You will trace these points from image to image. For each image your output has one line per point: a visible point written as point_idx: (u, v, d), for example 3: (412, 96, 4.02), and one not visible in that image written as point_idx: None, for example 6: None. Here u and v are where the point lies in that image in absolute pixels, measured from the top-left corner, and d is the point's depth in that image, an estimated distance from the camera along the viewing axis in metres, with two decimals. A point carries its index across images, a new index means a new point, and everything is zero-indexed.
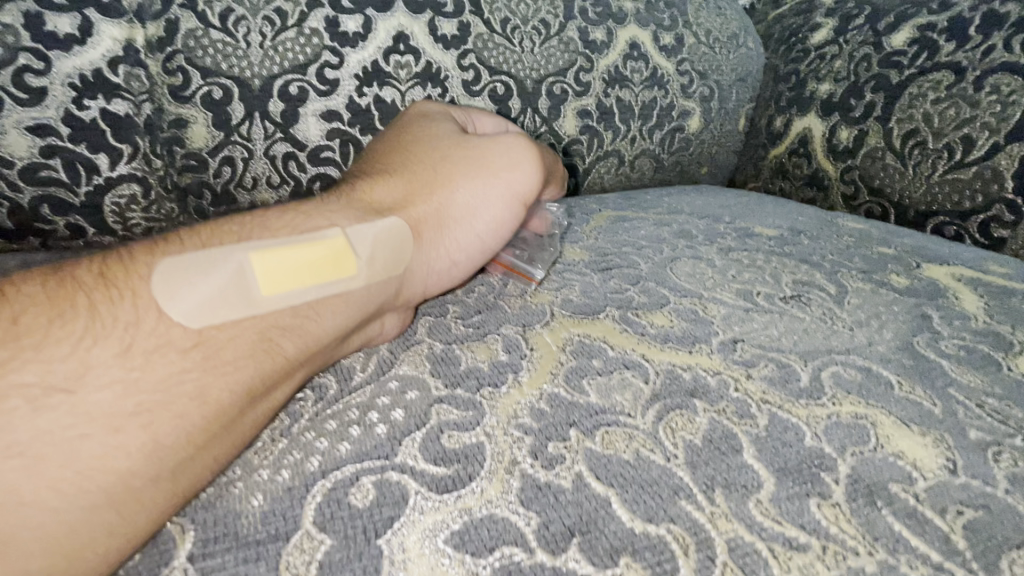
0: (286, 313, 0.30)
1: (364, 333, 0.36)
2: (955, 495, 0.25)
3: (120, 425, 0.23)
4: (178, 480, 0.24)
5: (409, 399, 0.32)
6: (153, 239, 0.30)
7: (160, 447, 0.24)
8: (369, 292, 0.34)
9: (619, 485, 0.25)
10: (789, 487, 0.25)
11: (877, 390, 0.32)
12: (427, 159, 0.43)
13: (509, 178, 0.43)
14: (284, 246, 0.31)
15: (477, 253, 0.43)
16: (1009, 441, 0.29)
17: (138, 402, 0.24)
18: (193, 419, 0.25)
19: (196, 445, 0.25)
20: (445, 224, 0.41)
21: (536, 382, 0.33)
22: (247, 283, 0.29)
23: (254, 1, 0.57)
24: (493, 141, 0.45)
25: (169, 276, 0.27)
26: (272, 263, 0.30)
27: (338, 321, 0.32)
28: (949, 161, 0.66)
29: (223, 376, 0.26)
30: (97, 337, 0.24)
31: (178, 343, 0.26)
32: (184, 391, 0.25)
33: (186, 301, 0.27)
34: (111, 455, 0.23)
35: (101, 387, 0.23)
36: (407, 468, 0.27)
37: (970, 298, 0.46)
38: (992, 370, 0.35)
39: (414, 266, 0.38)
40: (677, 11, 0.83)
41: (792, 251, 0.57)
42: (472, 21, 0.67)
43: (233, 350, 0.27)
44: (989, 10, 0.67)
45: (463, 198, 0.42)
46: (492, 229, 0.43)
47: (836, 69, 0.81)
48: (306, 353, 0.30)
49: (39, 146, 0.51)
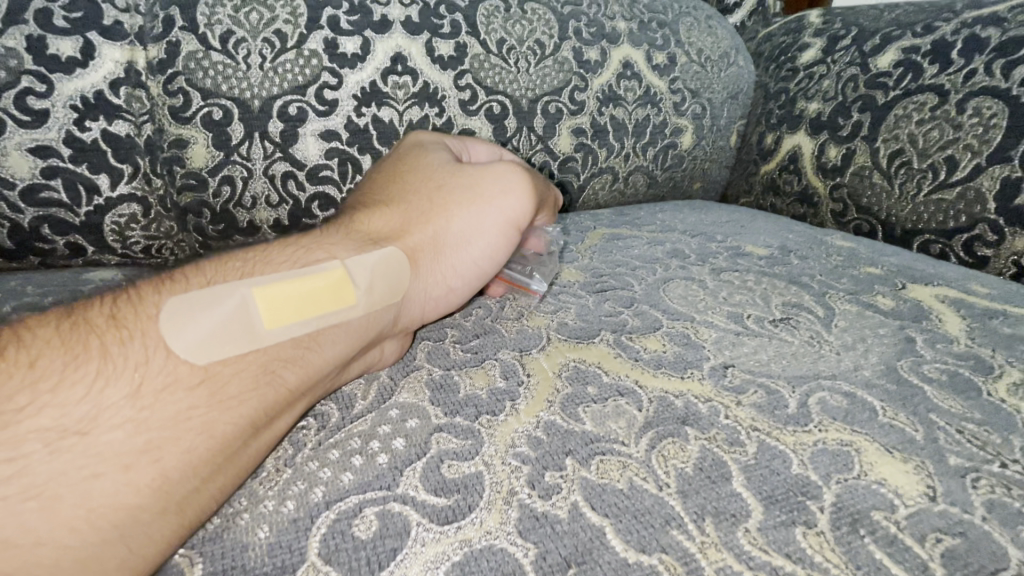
0: (288, 347, 0.31)
1: (363, 360, 0.37)
2: (935, 523, 0.26)
3: (131, 462, 0.24)
4: (185, 514, 0.25)
5: (409, 428, 0.33)
6: (158, 279, 0.31)
7: (169, 482, 0.25)
8: (367, 322, 0.35)
9: (613, 515, 0.26)
10: (776, 515, 0.26)
11: (862, 416, 0.34)
12: (421, 189, 0.44)
13: (503, 205, 0.45)
14: (285, 280, 0.33)
15: (472, 278, 0.44)
16: (988, 468, 0.30)
17: (148, 439, 0.25)
18: (200, 454, 0.26)
19: (203, 479, 0.26)
20: (442, 252, 0.42)
21: (533, 410, 0.34)
22: (250, 319, 0.30)
23: (254, 24, 0.58)
24: (486, 169, 0.46)
25: (176, 316, 0.28)
26: (274, 297, 0.31)
27: (337, 351, 0.33)
28: (933, 181, 0.68)
29: (229, 411, 0.27)
30: (107, 377, 0.25)
31: (186, 380, 0.27)
32: (192, 427, 0.26)
33: (193, 338, 0.28)
34: (121, 492, 0.23)
35: (112, 426, 0.24)
36: (408, 499, 0.27)
37: (953, 320, 0.47)
38: (973, 394, 0.36)
39: (411, 293, 0.39)
40: (669, 30, 0.85)
41: (782, 271, 0.58)
42: (469, 42, 0.69)
43: (238, 385, 0.28)
44: (970, 35, 0.68)
45: (459, 226, 0.43)
46: (488, 254, 0.44)
47: (825, 89, 0.83)
48: (307, 383, 0.31)
49: (41, 167, 0.52)
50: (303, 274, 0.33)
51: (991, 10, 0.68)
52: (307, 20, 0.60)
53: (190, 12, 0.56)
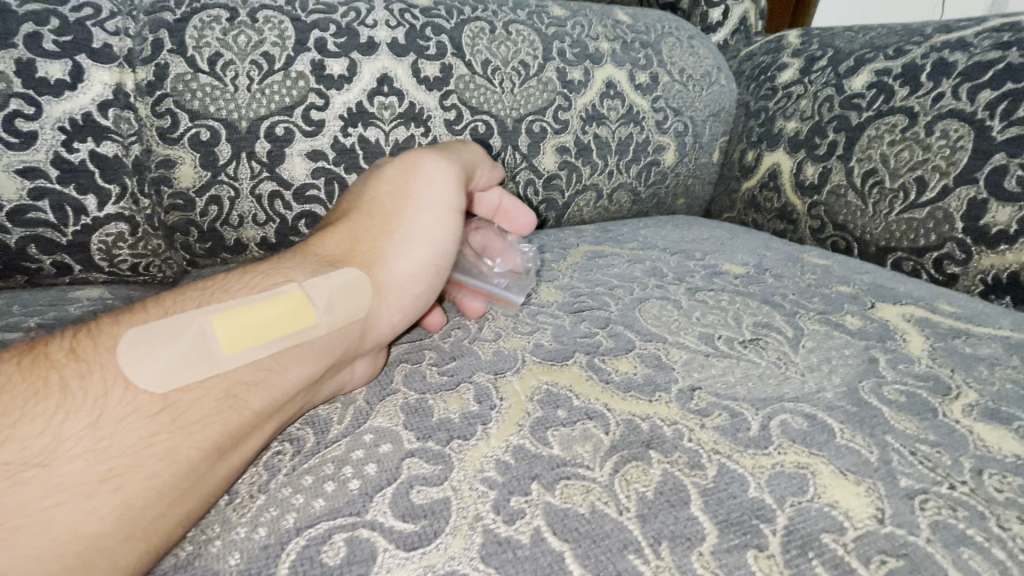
0: (248, 370, 0.32)
1: (333, 380, 0.38)
2: (880, 544, 0.27)
3: (93, 490, 0.25)
4: (152, 538, 0.26)
5: (382, 453, 0.33)
6: (117, 312, 0.32)
7: (132, 508, 0.26)
8: (328, 341, 0.36)
9: (573, 540, 0.27)
10: (730, 539, 0.27)
11: (820, 438, 0.35)
12: (378, 209, 0.46)
13: (449, 206, 0.47)
14: (240, 305, 0.34)
15: (435, 283, 0.45)
16: (936, 490, 0.31)
17: (108, 467, 0.26)
18: (162, 479, 0.27)
19: (168, 503, 0.27)
20: (401, 264, 0.43)
21: (503, 434, 0.35)
22: (208, 346, 0.31)
23: (243, 46, 0.59)
24: (424, 172, 0.48)
25: (135, 347, 0.29)
26: (228, 322, 0.33)
27: (302, 368, 0.34)
28: (904, 201, 0.70)
29: (190, 436, 0.28)
30: (67, 411, 0.26)
31: (146, 409, 0.28)
32: (153, 454, 0.27)
33: (150, 368, 0.29)
34: (85, 520, 0.24)
35: (73, 456, 0.25)
36: (376, 525, 0.28)
37: (917, 340, 0.49)
38: (929, 416, 0.37)
39: (374, 308, 0.41)
40: (651, 50, 0.87)
41: (756, 290, 0.60)
42: (454, 63, 0.70)
43: (199, 410, 0.29)
44: (939, 58, 0.69)
45: (412, 234, 0.44)
46: (445, 255, 0.46)
47: (802, 108, 0.85)
48: (271, 403, 0.32)
49: (28, 188, 0.53)
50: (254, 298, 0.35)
51: (958, 35, 0.70)
52: (294, 43, 0.61)
53: (179, 35, 0.57)
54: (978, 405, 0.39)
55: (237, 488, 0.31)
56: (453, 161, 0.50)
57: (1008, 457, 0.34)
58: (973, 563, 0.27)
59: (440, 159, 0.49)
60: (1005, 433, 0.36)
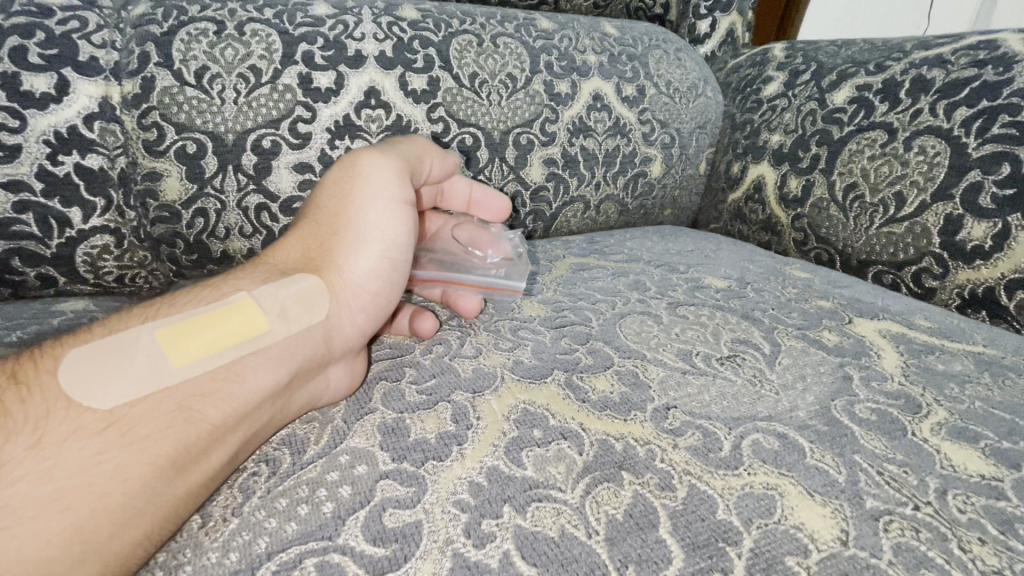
0: (200, 381, 0.32)
1: (304, 391, 0.39)
2: (842, 567, 0.28)
3: (38, 514, 0.25)
4: (108, 558, 0.27)
5: (357, 475, 0.34)
6: (62, 337, 0.32)
7: (82, 529, 0.26)
8: (283, 346, 0.37)
9: (542, 564, 0.28)
10: (695, 563, 0.28)
11: (790, 458, 0.35)
12: (324, 215, 0.47)
13: (395, 199, 0.47)
14: (187, 320, 0.35)
15: (392, 279, 0.46)
16: (901, 511, 0.31)
17: (53, 489, 0.26)
18: (113, 498, 0.27)
19: (121, 523, 0.27)
20: (352, 265, 0.44)
21: (479, 455, 0.35)
22: (156, 362, 0.32)
23: (229, 59, 0.60)
24: (362, 170, 0.48)
25: (80, 369, 0.30)
26: (175, 336, 0.33)
27: (259, 375, 0.35)
28: (884, 215, 0.70)
29: (140, 452, 0.29)
30: (8, 434, 0.27)
31: (92, 427, 0.28)
32: (101, 473, 0.27)
33: (96, 387, 0.30)
34: (31, 543, 0.25)
35: (16, 478, 0.26)
36: (348, 549, 0.29)
37: (892, 357, 0.49)
38: (898, 435, 0.38)
39: (332, 312, 0.41)
40: (638, 63, 0.88)
41: (737, 305, 0.60)
42: (441, 76, 0.71)
43: (150, 426, 0.30)
44: (918, 75, 0.70)
45: (360, 233, 0.45)
46: (398, 248, 0.47)
47: (785, 122, 0.85)
48: (229, 414, 0.33)
49: (12, 201, 0.53)
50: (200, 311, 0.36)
51: (936, 51, 0.71)
52: (281, 56, 0.61)
53: (166, 48, 0.58)
54: (947, 424, 0.40)
55: (209, 511, 0.31)
56: (392, 152, 0.50)
57: (973, 476, 0.35)
58: None
59: (378, 152, 0.49)
60: (972, 453, 0.37)
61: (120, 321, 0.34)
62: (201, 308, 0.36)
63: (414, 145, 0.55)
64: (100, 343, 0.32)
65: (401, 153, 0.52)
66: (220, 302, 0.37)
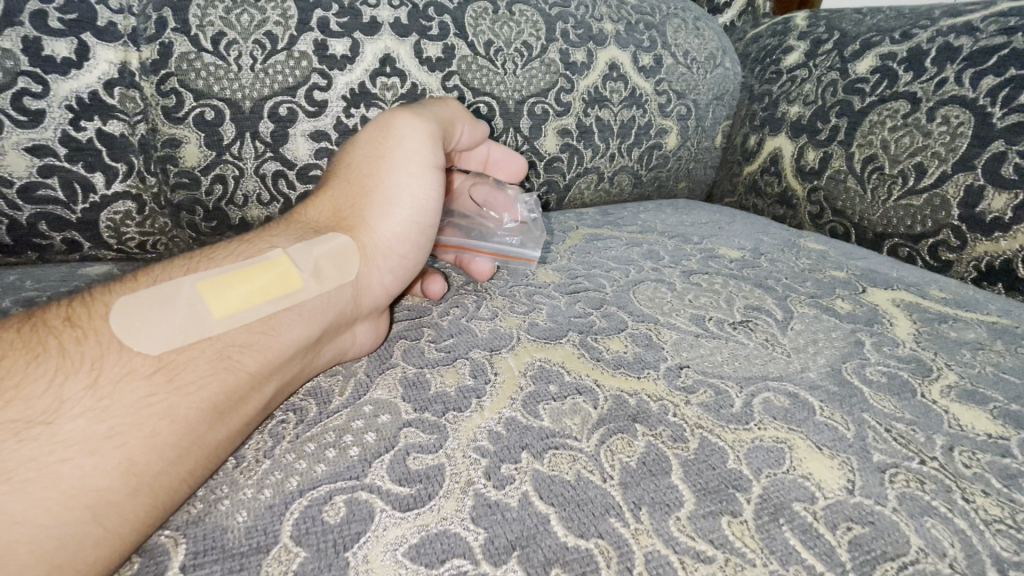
0: (239, 333, 0.34)
1: (333, 348, 0.40)
2: (848, 513, 0.29)
3: (97, 447, 0.26)
4: (158, 494, 0.28)
5: (381, 423, 0.35)
6: (110, 285, 0.34)
7: (135, 463, 0.27)
8: (317, 303, 0.38)
9: (558, 504, 0.29)
10: (706, 506, 0.29)
11: (800, 415, 0.36)
12: (353, 178, 0.48)
13: (424, 162, 0.48)
14: (227, 273, 0.36)
15: (418, 239, 0.47)
16: (906, 464, 0.32)
17: (110, 425, 0.27)
18: (163, 437, 0.28)
19: (169, 461, 0.28)
20: (379, 226, 0.45)
21: (497, 407, 0.37)
22: (199, 311, 0.33)
23: (246, 25, 0.59)
24: (395, 132, 0.49)
25: (130, 315, 0.31)
26: (216, 288, 0.35)
27: (294, 329, 0.36)
28: (903, 187, 0.69)
29: (186, 395, 0.30)
30: (67, 373, 0.28)
31: (141, 370, 0.30)
32: (152, 413, 0.29)
33: (144, 333, 0.31)
34: (90, 474, 0.26)
35: (75, 413, 0.27)
36: (374, 488, 0.30)
37: (904, 324, 0.50)
38: (907, 396, 0.39)
39: (361, 272, 0.43)
40: (656, 32, 0.86)
41: (750, 274, 0.61)
42: (456, 43, 0.70)
43: (196, 371, 0.31)
44: (944, 43, 0.69)
45: (388, 196, 0.46)
46: (425, 211, 0.48)
47: (806, 92, 0.84)
48: (266, 365, 0.34)
49: (37, 166, 0.54)
50: (239, 263, 0.37)
51: (965, 19, 0.69)
52: (297, 22, 0.61)
53: (182, 13, 0.57)
54: (957, 387, 0.40)
55: (243, 453, 0.33)
56: (423, 116, 0.51)
57: (980, 435, 0.35)
58: (935, 531, 0.28)
59: (409, 114, 0.50)
60: (979, 413, 0.37)
61: (163, 273, 0.35)
62: (239, 263, 0.37)
63: (446, 110, 0.56)
64: (146, 291, 0.33)
65: (439, 118, 0.53)
66: (257, 257, 0.38)
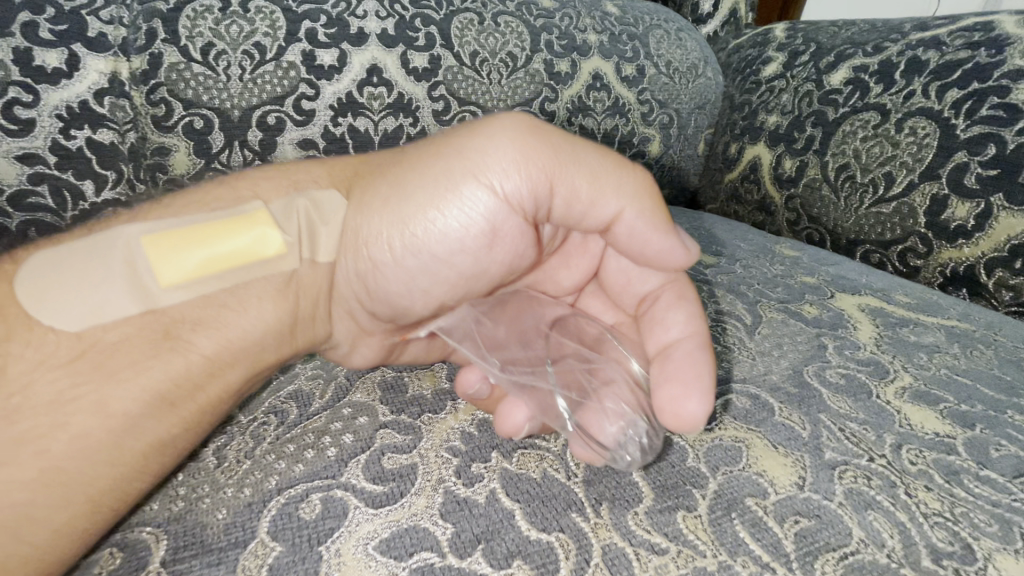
0: (189, 310, 0.33)
1: (305, 334, 0.40)
2: (796, 507, 0.31)
3: (15, 455, 0.26)
4: (94, 498, 0.28)
5: (359, 424, 0.37)
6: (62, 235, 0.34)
7: (62, 470, 0.27)
8: (282, 282, 0.37)
9: (523, 500, 0.31)
10: (662, 502, 0.31)
11: (761, 416, 0.38)
12: (399, 159, 0.41)
13: (462, 178, 0.37)
14: (185, 233, 0.35)
15: (414, 271, 0.39)
16: (856, 461, 0.34)
17: (29, 428, 0.27)
18: (90, 437, 0.28)
19: (104, 462, 0.28)
20: (373, 240, 0.39)
21: (471, 409, 0.39)
22: (144, 282, 0.33)
23: (234, 36, 0.61)
24: (482, 134, 0.38)
25: (62, 290, 0.30)
26: (167, 254, 0.34)
27: (254, 314, 0.36)
28: (874, 195, 0.71)
29: (120, 387, 0.29)
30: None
31: (63, 360, 0.29)
32: (79, 411, 0.28)
33: (70, 316, 0.30)
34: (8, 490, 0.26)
35: None
36: (349, 486, 0.32)
37: (867, 328, 0.52)
38: (863, 397, 0.41)
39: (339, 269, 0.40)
40: (639, 43, 0.88)
41: (724, 280, 0.62)
42: (442, 54, 0.72)
43: (128, 360, 0.30)
44: (913, 57, 0.71)
45: (400, 207, 0.38)
46: (433, 249, 0.38)
47: (783, 103, 0.85)
48: (220, 350, 0.33)
49: (28, 173, 0.54)
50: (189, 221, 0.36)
51: (932, 33, 0.72)
52: (285, 33, 0.63)
53: (172, 25, 0.59)
54: (911, 388, 0.42)
55: (225, 454, 0.34)
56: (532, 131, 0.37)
57: (928, 434, 0.37)
58: (877, 524, 0.30)
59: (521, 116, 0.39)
60: (930, 413, 0.39)
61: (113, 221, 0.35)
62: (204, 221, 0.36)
63: (607, 155, 0.39)
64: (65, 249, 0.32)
65: (581, 163, 0.38)
66: (222, 215, 0.37)
